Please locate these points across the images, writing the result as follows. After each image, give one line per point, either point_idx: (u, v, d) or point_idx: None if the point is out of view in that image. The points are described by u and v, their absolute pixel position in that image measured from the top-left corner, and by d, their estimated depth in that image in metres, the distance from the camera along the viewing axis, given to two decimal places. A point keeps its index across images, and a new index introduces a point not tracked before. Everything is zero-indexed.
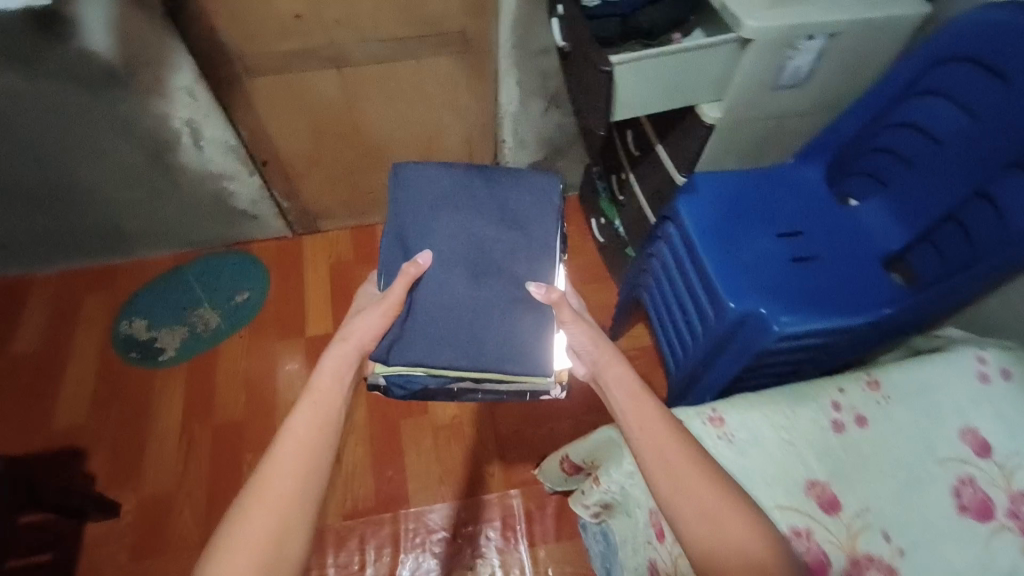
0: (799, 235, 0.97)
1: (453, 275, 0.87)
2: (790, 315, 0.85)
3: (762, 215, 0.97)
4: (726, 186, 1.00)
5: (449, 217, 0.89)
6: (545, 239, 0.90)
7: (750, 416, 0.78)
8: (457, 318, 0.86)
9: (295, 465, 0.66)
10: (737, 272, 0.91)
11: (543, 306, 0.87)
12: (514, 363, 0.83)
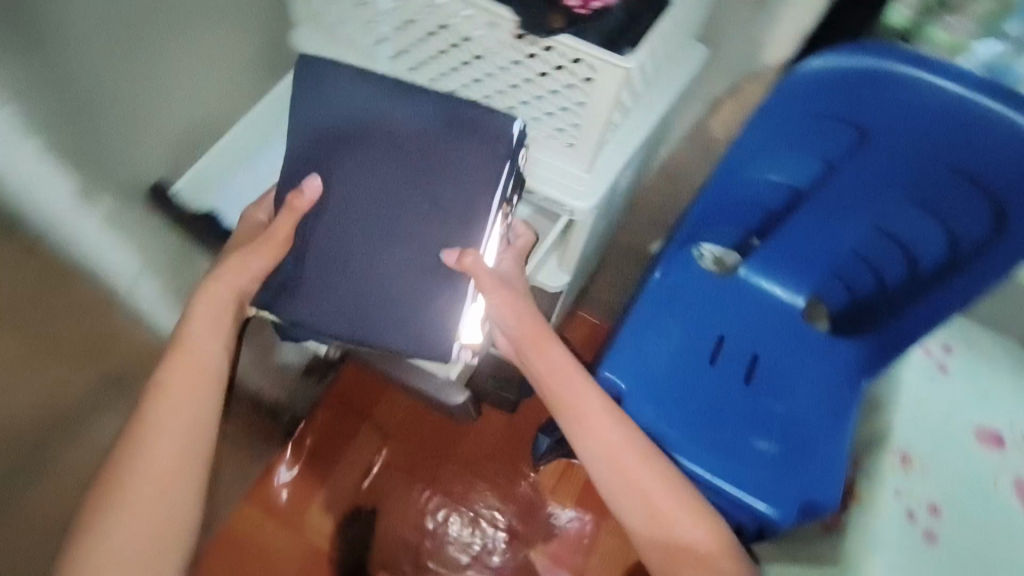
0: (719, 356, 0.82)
1: (351, 241, 0.57)
2: (824, 484, 0.73)
3: (692, 377, 0.79)
4: (648, 382, 0.78)
5: (358, 161, 0.56)
6: (475, 189, 0.55)
7: None
8: (340, 290, 0.58)
9: (176, 427, 0.56)
10: (766, 473, 0.74)
11: (461, 277, 0.57)
12: (405, 343, 0.58)
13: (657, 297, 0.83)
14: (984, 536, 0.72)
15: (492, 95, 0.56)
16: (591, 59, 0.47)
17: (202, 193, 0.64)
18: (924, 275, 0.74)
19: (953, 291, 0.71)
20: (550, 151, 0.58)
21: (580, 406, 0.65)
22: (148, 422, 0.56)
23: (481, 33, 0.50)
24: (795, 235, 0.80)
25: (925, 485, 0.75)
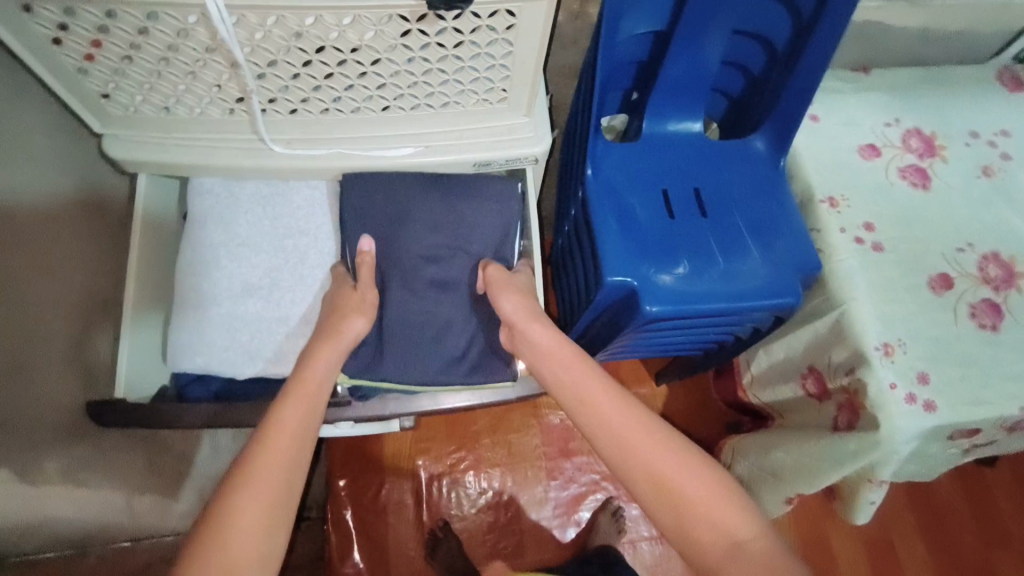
0: (669, 200, 0.86)
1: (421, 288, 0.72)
2: (798, 248, 0.83)
3: (662, 229, 0.83)
4: (639, 259, 0.81)
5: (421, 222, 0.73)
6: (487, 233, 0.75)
7: (873, 323, 0.83)
8: (421, 337, 0.72)
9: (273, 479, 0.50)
10: (766, 275, 0.81)
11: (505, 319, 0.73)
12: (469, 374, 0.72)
13: (600, 190, 0.84)
14: (902, 232, 0.90)
15: (402, 92, 0.50)
16: (511, 4, 0.43)
17: (208, 359, 0.68)
18: (781, 54, 0.84)
19: (809, 56, 0.79)
20: (483, 117, 0.55)
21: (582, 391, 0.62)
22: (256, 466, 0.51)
23: (369, 36, 0.43)
24: (675, 72, 0.84)
25: (851, 213, 0.91)
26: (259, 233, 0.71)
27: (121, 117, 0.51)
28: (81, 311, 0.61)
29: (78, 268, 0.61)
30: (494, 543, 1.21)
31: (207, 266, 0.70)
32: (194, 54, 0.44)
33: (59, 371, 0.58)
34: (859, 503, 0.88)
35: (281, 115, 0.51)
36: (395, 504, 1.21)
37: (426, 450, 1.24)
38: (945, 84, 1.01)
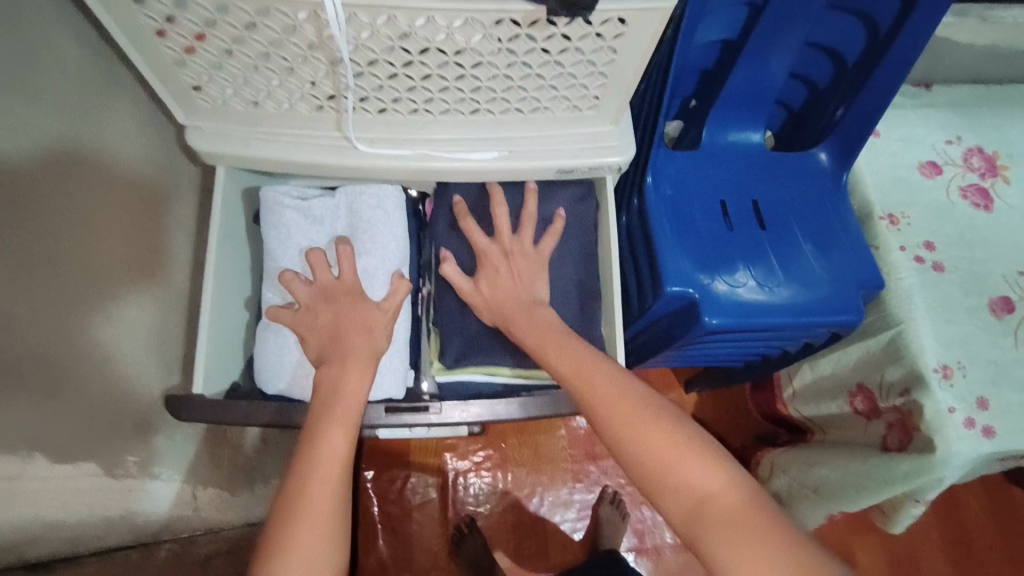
0: (727, 209, 0.85)
1: None
2: (859, 266, 0.82)
3: (719, 236, 0.82)
4: (697, 268, 0.79)
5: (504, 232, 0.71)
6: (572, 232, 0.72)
7: (935, 346, 0.82)
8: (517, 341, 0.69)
9: (323, 514, 0.49)
10: (827, 293, 0.80)
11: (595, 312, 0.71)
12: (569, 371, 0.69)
13: (660, 201, 0.83)
14: (962, 253, 0.88)
15: (495, 96, 0.49)
16: (624, 11, 0.41)
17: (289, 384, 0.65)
18: (851, 68, 0.81)
19: (882, 72, 0.77)
20: (569, 122, 0.54)
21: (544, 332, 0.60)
22: (304, 502, 0.48)
23: (476, 39, 0.42)
24: (740, 83, 0.83)
25: (910, 230, 0.89)
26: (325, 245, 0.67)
27: (210, 109, 0.50)
28: (157, 298, 0.62)
29: (158, 254, 0.62)
30: (517, 545, 1.20)
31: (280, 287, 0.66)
32: (297, 51, 0.43)
33: (139, 357, 0.59)
34: (897, 514, 0.88)
35: (370, 114, 0.50)
36: (420, 500, 1.20)
37: (453, 446, 1.23)
38: (1009, 102, 0.99)
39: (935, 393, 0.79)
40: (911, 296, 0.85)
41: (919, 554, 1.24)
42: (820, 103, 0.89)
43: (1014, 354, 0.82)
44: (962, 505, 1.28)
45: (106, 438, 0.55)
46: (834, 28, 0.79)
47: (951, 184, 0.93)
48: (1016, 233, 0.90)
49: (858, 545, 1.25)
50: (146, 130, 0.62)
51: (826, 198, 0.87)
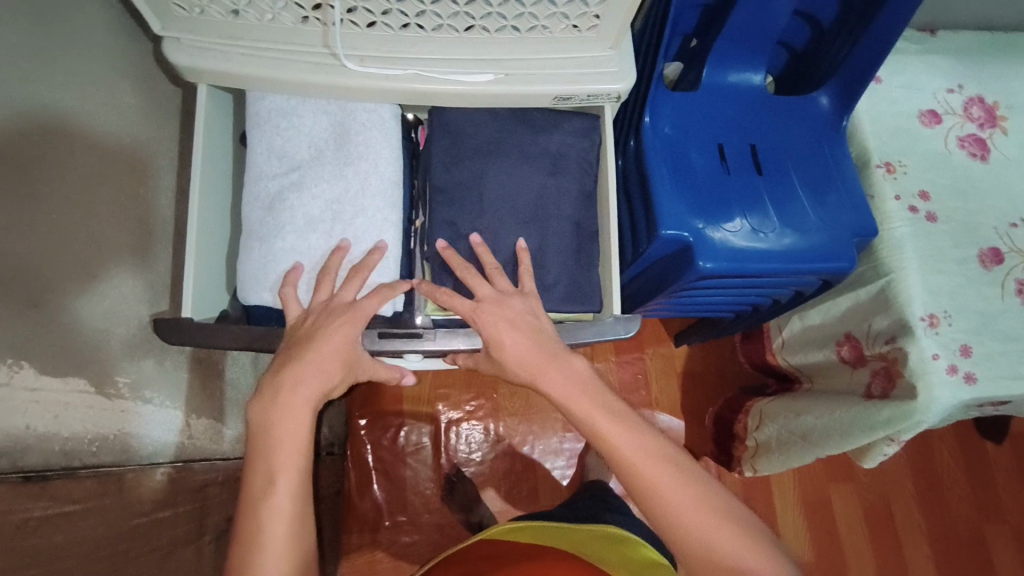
0: (724, 154, 0.83)
1: (506, 231, 0.69)
2: (852, 212, 0.82)
3: (715, 182, 0.81)
4: (692, 212, 0.78)
5: (498, 166, 0.70)
6: (568, 170, 0.71)
7: (924, 295, 0.83)
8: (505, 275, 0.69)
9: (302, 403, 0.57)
10: (821, 239, 0.80)
11: (590, 253, 0.70)
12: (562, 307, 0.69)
13: (657, 143, 0.81)
14: (957, 203, 0.88)
15: (489, 12, 0.47)
16: None
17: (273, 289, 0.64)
18: (859, 4, 0.79)
19: (891, 9, 0.75)
20: (567, 45, 0.52)
21: None
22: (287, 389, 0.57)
23: None
24: (744, 20, 0.80)
25: (907, 180, 0.89)
26: (318, 157, 0.66)
27: (188, 20, 0.47)
28: (141, 226, 0.60)
29: (138, 181, 0.60)
30: (507, 490, 1.23)
31: (270, 200, 0.65)
32: None
33: (124, 284, 0.58)
34: (869, 452, 0.91)
35: (358, 27, 0.47)
36: (413, 447, 1.22)
37: (445, 395, 1.24)
38: (1013, 51, 0.97)
39: (920, 340, 0.81)
40: (903, 244, 0.85)
41: (893, 500, 1.29)
42: (824, 45, 0.86)
43: (1000, 302, 0.83)
44: (936, 455, 1.32)
45: (93, 355, 0.54)
46: None
47: (949, 133, 0.92)
48: (1010, 184, 0.90)
49: (837, 493, 1.29)
50: (119, 50, 0.58)
51: (824, 143, 0.85)
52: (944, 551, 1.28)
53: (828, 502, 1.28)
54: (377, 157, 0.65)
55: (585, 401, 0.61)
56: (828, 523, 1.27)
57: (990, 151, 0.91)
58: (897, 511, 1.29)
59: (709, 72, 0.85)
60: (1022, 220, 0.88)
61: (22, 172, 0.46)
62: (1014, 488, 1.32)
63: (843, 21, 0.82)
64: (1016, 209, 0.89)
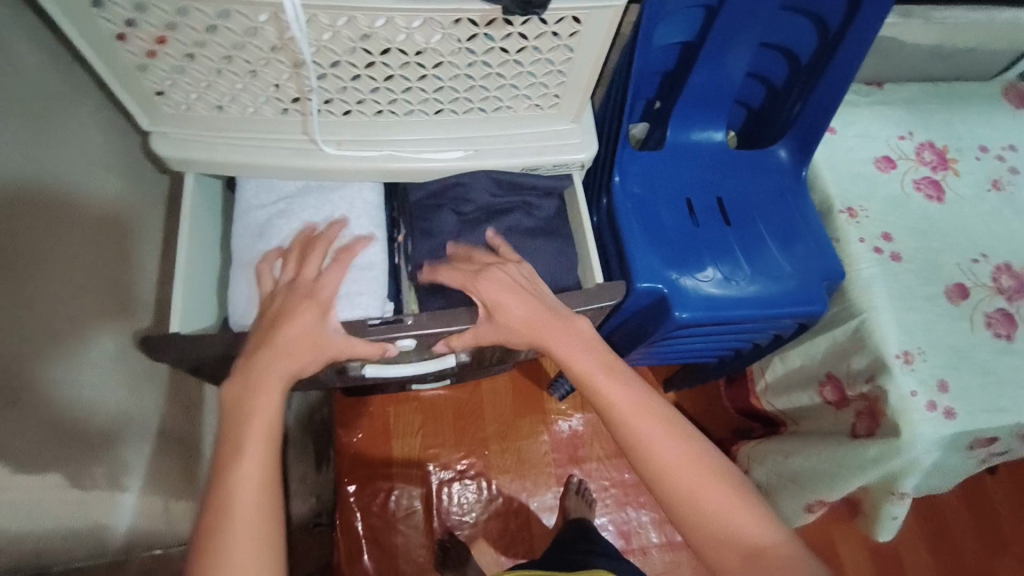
0: (692, 207, 0.87)
1: None
2: (817, 255, 0.85)
3: (685, 234, 0.85)
4: (664, 265, 0.81)
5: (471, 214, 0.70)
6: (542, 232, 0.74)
7: (897, 333, 0.85)
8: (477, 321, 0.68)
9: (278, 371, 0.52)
10: (791, 284, 0.83)
11: None
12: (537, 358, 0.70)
13: (627, 201, 0.85)
14: (918, 242, 0.92)
15: (456, 97, 0.51)
16: (577, 11, 0.43)
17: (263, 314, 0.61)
18: (805, 67, 0.85)
19: (834, 70, 0.81)
20: (530, 121, 0.56)
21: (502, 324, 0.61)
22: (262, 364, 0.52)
23: (436, 40, 0.44)
24: (700, 83, 0.85)
25: (868, 223, 0.93)
26: (306, 186, 0.66)
27: (174, 116, 0.51)
28: (124, 309, 0.61)
29: (125, 263, 0.61)
30: (504, 551, 1.19)
31: (261, 227, 0.64)
32: (259, 53, 0.44)
33: (103, 367, 0.58)
34: (881, 520, 0.90)
35: (334, 115, 0.51)
36: (405, 511, 1.19)
37: (436, 455, 1.22)
38: (954, 99, 1.04)
39: (898, 379, 0.82)
40: (870, 284, 0.89)
41: (898, 541, 1.27)
42: (776, 102, 0.92)
43: (971, 338, 0.86)
44: (935, 491, 1.31)
45: (74, 441, 0.54)
46: (787, 29, 0.82)
47: (902, 177, 0.97)
48: (966, 222, 0.94)
49: (841, 537, 1.26)
50: (109, 141, 0.62)
51: (786, 192, 0.90)
52: None
53: (833, 547, 1.25)
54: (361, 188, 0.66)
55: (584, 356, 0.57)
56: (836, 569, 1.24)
57: (943, 193, 0.96)
58: (904, 553, 1.26)
59: (673, 131, 0.90)
60: (981, 256, 0.92)
61: (11, 265, 0.48)
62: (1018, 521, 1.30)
63: (792, 80, 0.88)
64: (975, 246, 0.93)
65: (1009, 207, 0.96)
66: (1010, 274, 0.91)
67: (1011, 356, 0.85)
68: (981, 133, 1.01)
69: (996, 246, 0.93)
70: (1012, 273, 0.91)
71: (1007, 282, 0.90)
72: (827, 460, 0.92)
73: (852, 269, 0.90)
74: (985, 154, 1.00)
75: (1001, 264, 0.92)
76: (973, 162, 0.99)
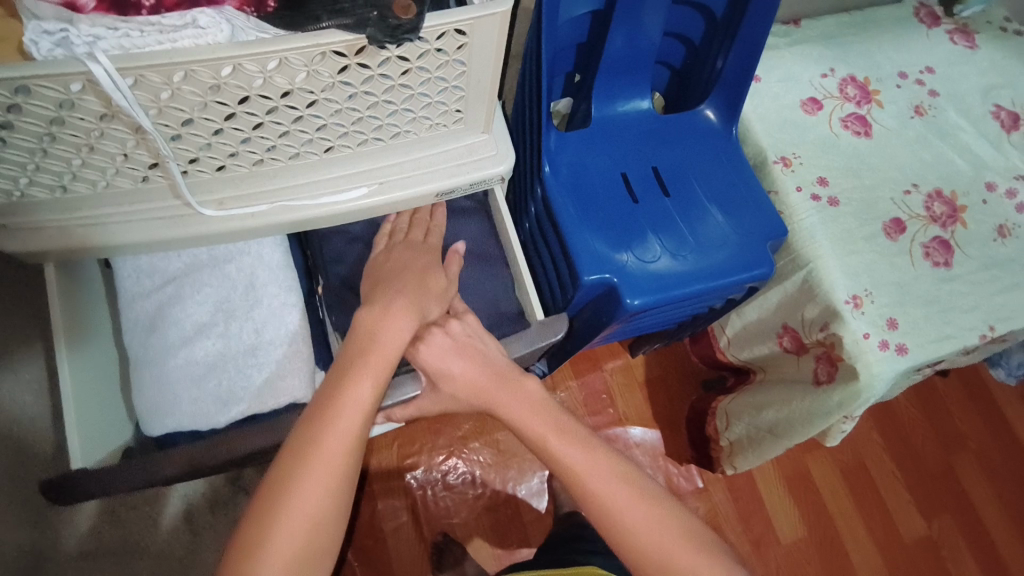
0: (631, 184, 0.84)
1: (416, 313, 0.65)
2: (754, 214, 0.84)
3: (627, 214, 0.81)
4: (609, 251, 0.78)
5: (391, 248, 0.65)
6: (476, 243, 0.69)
7: (846, 278, 0.85)
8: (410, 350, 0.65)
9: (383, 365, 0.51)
10: (735, 250, 0.81)
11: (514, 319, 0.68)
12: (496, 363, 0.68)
13: (562, 189, 0.80)
14: (852, 181, 0.92)
15: (345, 132, 0.45)
16: (458, 22, 0.38)
17: (180, 414, 0.57)
18: (720, 20, 0.81)
19: (749, 21, 0.77)
20: (436, 140, 0.50)
21: (446, 357, 0.57)
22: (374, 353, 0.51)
23: (302, 77, 0.38)
24: (618, 51, 0.80)
25: (804, 169, 0.92)
26: (195, 262, 0.60)
27: (8, 207, 0.43)
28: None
29: None
30: (501, 544, 1.18)
31: (151, 320, 0.58)
32: (87, 125, 0.37)
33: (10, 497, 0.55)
34: (831, 433, 0.93)
35: (206, 174, 0.44)
36: (393, 525, 1.16)
37: (415, 463, 1.19)
38: (870, 26, 1.02)
39: (852, 322, 0.83)
40: (813, 233, 0.88)
41: (870, 462, 1.32)
42: (697, 60, 0.88)
43: (913, 270, 0.87)
44: (896, 407, 1.37)
45: None
46: None
47: (830, 116, 0.96)
48: (895, 153, 0.95)
49: (818, 468, 1.30)
50: None
51: (719, 151, 0.87)
52: (926, 498, 1.31)
53: (812, 478, 1.30)
54: (258, 248, 0.61)
55: (541, 410, 0.55)
56: (818, 497, 1.28)
57: (871, 126, 0.96)
58: (876, 471, 1.32)
59: (598, 106, 0.86)
60: (912, 186, 0.93)
61: None
62: (971, 421, 1.38)
63: (710, 35, 0.84)
64: (905, 176, 0.93)
65: (933, 131, 0.97)
66: (940, 200, 0.92)
67: (951, 282, 0.87)
68: (900, 59, 1.00)
69: (924, 173, 0.94)
70: (942, 198, 0.92)
71: (941, 209, 0.91)
72: (795, 411, 0.95)
73: (793, 220, 0.90)
74: (906, 81, 0.99)
75: (932, 191, 0.93)
76: (895, 90, 0.99)
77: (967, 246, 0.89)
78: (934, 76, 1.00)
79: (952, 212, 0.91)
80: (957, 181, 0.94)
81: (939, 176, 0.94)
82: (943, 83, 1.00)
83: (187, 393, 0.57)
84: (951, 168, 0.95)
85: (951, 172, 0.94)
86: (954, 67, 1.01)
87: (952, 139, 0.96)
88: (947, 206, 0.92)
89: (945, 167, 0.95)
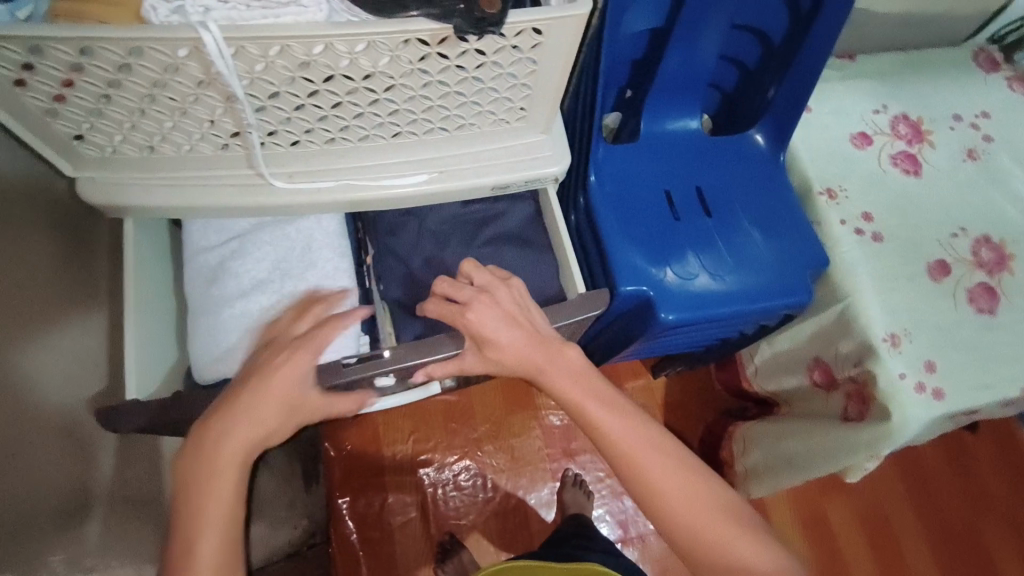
0: (673, 202, 0.84)
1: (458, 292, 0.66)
2: (798, 234, 0.83)
3: (666, 230, 0.82)
4: (647, 265, 0.79)
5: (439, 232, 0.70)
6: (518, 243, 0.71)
7: (886, 315, 0.84)
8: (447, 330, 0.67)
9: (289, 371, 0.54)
10: (773, 274, 0.81)
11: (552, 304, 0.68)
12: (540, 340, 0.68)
13: (605, 199, 0.82)
14: (898, 218, 0.91)
15: (414, 119, 0.47)
16: (536, 21, 0.40)
17: (231, 360, 0.59)
18: (777, 48, 0.82)
19: (807, 50, 0.78)
20: (497, 136, 0.52)
21: (482, 349, 0.59)
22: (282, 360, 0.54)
23: (384, 62, 0.40)
24: (674, 69, 0.83)
25: (848, 202, 0.91)
26: (260, 223, 0.64)
27: (102, 159, 0.47)
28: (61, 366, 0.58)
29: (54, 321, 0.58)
30: (506, 549, 1.18)
31: (213, 272, 0.62)
32: (186, 89, 0.40)
33: (55, 444, 0.56)
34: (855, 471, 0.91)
35: (281, 148, 0.47)
36: (401, 520, 1.16)
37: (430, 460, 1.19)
38: (927, 66, 1.02)
39: (889, 361, 0.82)
40: (854, 266, 0.88)
41: (892, 511, 1.28)
42: (749, 85, 0.89)
43: (955, 313, 0.85)
44: (924, 458, 1.33)
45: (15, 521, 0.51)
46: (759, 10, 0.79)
47: (879, 152, 0.95)
48: (943, 194, 0.93)
49: (837, 511, 1.27)
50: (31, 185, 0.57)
51: (765, 174, 0.88)
52: (949, 556, 1.26)
53: (830, 521, 1.26)
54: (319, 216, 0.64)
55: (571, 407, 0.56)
56: (834, 541, 1.25)
57: (921, 165, 0.95)
58: (897, 521, 1.28)
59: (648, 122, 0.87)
60: (960, 229, 0.91)
61: None
62: (1003, 481, 1.33)
63: (765, 62, 0.85)
64: (953, 219, 0.92)
65: (984, 175, 0.95)
66: (988, 246, 0.90)
67: (994, 330, 0.85)
68: (955, 101, 1.00)
69: (973, 217, 0.92)
70: (990, 244, 0.91)
71: (988, 255, 0.90)
72: (819, 442, 0.93)
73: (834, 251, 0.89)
74: (960, 123, 0.98)
75: (980, 236, 0.91)
76: (948, 132, 0.98)
77: (1013, 295, 0.87)
78: (990, 122, 0.99)
79: (1000, 260, 0.89)
80: (1007, 228, 0.92)
81: (988, 221, 0.92)
82: (999, 128, 0.99)
83: (239, 341, 0.60)
84: (1001, 214, 0.93)
85: (1001, 219, 0.93)
86: (1011, 114, 1.00)
87: (1004, 185, 0.95)
88: (995, 252, 0.90)
89: (995, 213, 0.93)
